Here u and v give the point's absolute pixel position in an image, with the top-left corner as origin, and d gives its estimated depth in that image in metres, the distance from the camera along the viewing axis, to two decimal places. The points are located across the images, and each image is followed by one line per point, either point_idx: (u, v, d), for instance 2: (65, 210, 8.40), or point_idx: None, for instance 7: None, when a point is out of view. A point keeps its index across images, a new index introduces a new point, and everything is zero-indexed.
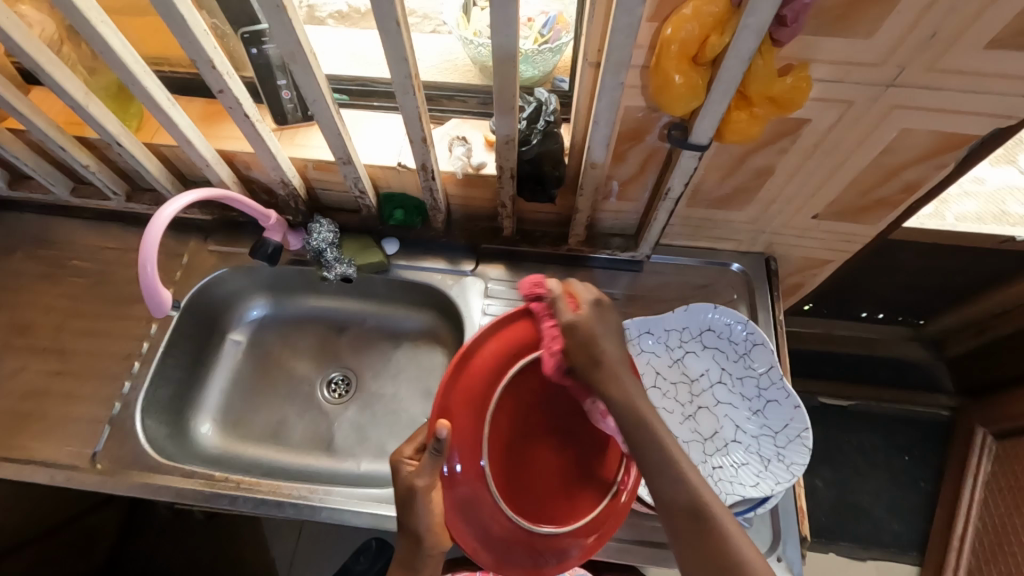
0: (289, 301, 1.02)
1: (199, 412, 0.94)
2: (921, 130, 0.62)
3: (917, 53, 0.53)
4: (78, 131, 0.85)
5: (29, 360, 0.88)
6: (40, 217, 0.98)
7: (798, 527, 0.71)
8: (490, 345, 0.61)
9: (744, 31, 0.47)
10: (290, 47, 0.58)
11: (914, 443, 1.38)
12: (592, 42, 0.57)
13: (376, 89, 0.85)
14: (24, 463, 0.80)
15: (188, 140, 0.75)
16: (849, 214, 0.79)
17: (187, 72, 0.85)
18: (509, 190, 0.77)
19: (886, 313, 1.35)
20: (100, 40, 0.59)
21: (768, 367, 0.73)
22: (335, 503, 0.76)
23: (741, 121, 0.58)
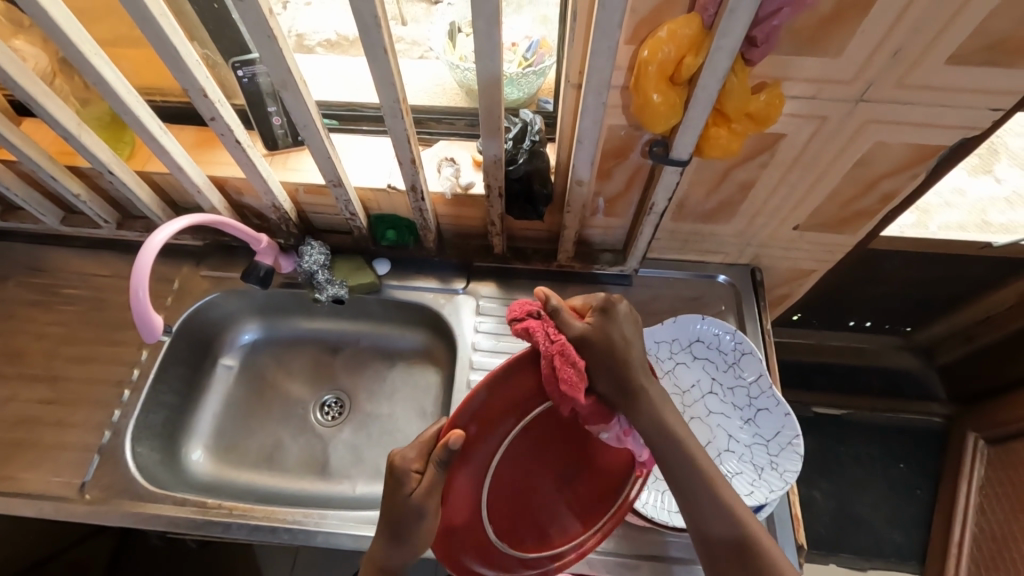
0: (281, 323, 1.02)
1: (191, 438, 0.93)
2: (893, 143, 0.65)
3: (883, 69, 0.56)
4: (69, 161, 0.86)
5: (18, 390, 0.87)
6: (30, 245, 0.98)
7: (795, 535, 0.71)
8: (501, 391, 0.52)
9: (718, 51, 0.49)
10: (281, 75, 0.59)
11: (909, 451, 1.38)
12: (575, 64, 0.60)
13: (365, 114, 0.87)
14: (11, 495, 0.78)
15: (180, 167, 0.76)
16: (831, 225, 0.81)
17: (179, 101, 0.87)
18: (498, 209, 0.78)
19: (874, 322, 1.37)
20: (94, 71, 0.61)
21: (758, 376, 0.75)
22: (330, 526, 0.75)
23: (721, 137, 0.60)
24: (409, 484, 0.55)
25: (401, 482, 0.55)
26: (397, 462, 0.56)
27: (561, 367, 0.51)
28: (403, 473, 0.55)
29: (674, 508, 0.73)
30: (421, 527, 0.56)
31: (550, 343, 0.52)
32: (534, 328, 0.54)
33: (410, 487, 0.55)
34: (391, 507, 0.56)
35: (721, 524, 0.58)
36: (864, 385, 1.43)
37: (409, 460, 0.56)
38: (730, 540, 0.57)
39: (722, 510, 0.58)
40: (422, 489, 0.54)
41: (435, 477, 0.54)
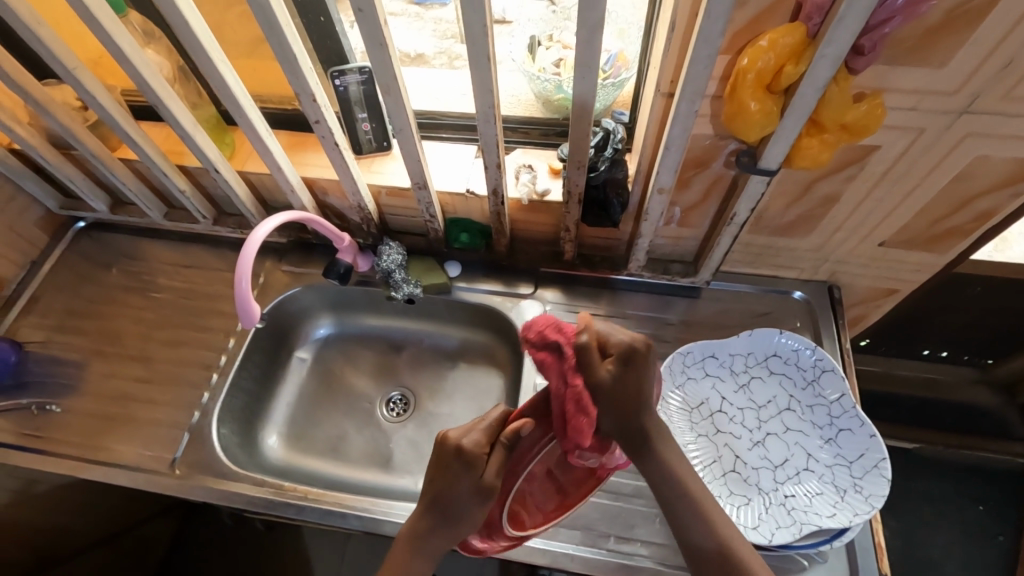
0: (351, 319, 1.06)
1: (267, 424, 0.98)
2: (995, 158, 0.62)
3: (992, 80, 0.54)
4: (178, 159, 0.93)
5: (118, 368, 0.94)
6: (132, 238, 1.07)
7: (877, 563, 0.69)
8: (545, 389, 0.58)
9: (822, 60, 0.49)
10: (386, 81, 0.63)
11: (987, 491, 1.30)
12: (667, 74, 0.61)
13: (445, 122, 0.92)
14: (108, 463, 0.84)
15: (280, 167, 0.81)
16: (917, 243, 0.78)
17: (277, 106, 0.94)
18: (574, 215, 0.80)
19: (951, 352, 1.28)
20: (218, 75, 0.67)
21: (841, 395, 0.73)
22: (397, 517, 0.77)
23: (812, 148, 0.60)
24: (479, 465, 0.58)
25: (470, 464, 0.57)
26: (466, 448, 0.58)
27: (570, 415, 0.55)
28: (472, 455, 0.58)
29: (751, 525, 0.68)
30: (469, 511, 0.58)
31: (565, 385, 0.56)
32: (549, 364, 0.57)
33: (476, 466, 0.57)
34: (442, 487, 0.58)
35: (698, 532, 0.59)
36: (938, 419, 1.34)
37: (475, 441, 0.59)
38: (710, 551, 0.59)
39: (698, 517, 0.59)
40: (492, 469, 0.57)
41: (501, 458, 0.58)
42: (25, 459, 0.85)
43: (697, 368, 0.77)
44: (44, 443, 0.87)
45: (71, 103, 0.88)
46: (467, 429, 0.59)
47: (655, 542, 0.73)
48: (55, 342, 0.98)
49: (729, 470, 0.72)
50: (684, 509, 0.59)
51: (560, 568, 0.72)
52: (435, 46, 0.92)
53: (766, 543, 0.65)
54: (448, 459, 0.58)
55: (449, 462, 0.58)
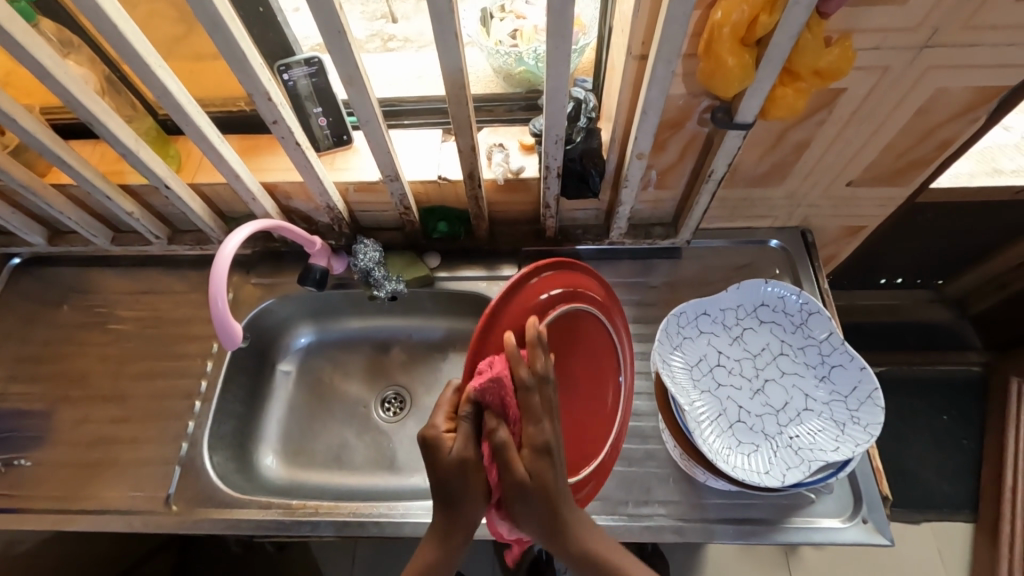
0: (332, 325, 1.02)
1: (261, 444, 0.94)
2: (954, 88, 0.65)
3: (951, 13, 0.56)
4: (120, 179, 0.86)
5: (90, 410, 0.88)
6: (79, 269, 0.99)
7: (879, 488, 0.74)
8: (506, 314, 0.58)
9: (796, 7, 0.48)
10: (348, 71, 0.59)
11: (952, 401, 1.39)
12: (638, 36, 0.60)
13: (405, 108, 0.88)
14: (97, 512, 0.79)
15: (237, 175, 0.76)
16: (883, 178, 0.81)
17: (220, 110, 0.87)
18: (554, 190, 0.78)
19: (904, 278, 1.36)
20: (158, 82, 0.61)
21: (829, 333, 0.75)
22: (416, 517, 0.77)
23: (787, 97, 0.60)
24: (447, 446, 0.54)
25: (436, 450, 0.54)
26: (428, 435, 0.55)
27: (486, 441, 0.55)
28: (435, 442, 0.54)
29: (764, 469, 0.70)
30: (470, 488, 0.54)
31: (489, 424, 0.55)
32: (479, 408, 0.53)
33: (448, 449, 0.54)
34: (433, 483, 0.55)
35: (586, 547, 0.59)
36: (902, 342, 1.42)
37: (440, 425, 0.55)
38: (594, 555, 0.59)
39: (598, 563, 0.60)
40: (463, 443, 0.53)
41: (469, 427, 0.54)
42: (2, 522, 0.79)
43: (692, 327, 0.78)
44: (20, 502, 0.81)
45: None
46: (425, 420, 0.56)
47: (673, 501, 0.75)
48: (12, 393, 0.90)
49: (735, 420, 0.74)
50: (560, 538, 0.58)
51: None
52: (365, 29, 0.85)
53: (781, 485, 0.67)
54: (425, 454, 0.55)
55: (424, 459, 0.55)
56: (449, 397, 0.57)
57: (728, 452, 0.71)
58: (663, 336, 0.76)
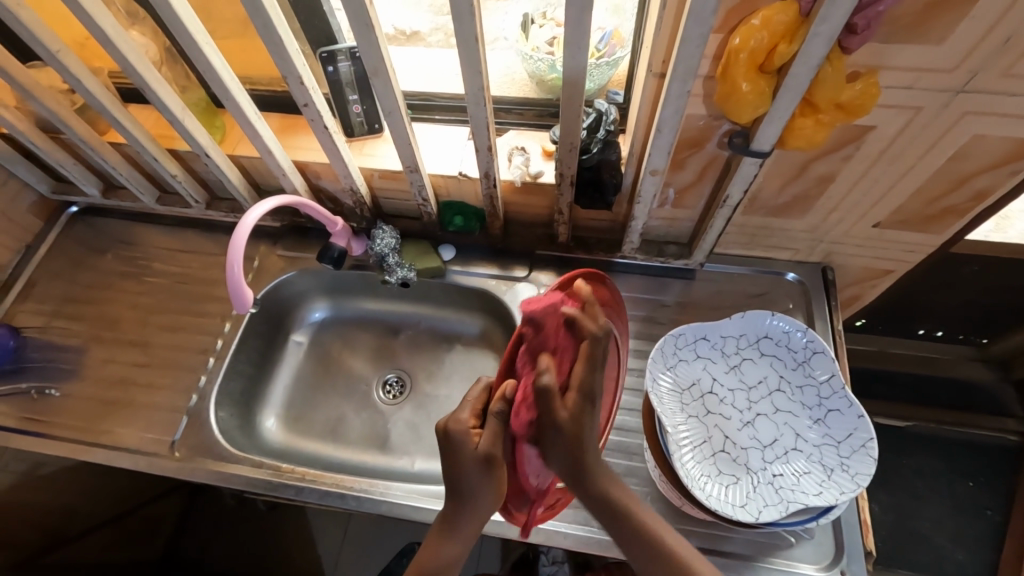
0: (346, 303, 1.06)
1: (265, 407, 0.99)
2: (993, 137, 0.62)
3: (991, 57, 0.53)
4: (169, 144, 0.92)
5: (115, 353, 0.95)
6: (126, 222, 1.07)
7: (862, 540, 0.71)
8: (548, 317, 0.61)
9: (815, 38, 0.48)
10: (374, 63, 0.62)
11: (978, 467, 1.31)
12: (659, 53, 0.60)
13: (438, 103, 0.90)
14: (107, 446, 0.86)
15: (270, 151, 0.80)
16: (914, 223, 0.78)
17: (268, 89, 0.92)
18: (567, 197, 0.80)
19: (946, 331, 1.28)
20: (204, 59, 0.66)
21: (830, 375, 0.73)
22: (395, 497, 0.79)
23: (806, 128, 0.59)
24: (472, 441, 0.55)
25: (462, 443, 0.55)
26: (452, 427, 0.55)
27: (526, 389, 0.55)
28: (459, 434, 0.55)
29: (739, 503, 0.69)
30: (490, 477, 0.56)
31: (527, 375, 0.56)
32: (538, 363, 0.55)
33: (472, 443, 0.55)
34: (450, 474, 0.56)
35: (643, 546, 0.58)
36: (929, 396, 1.36)
37: (464, 420, 0.56)
38: (663, 558, 0.58)
39: (650, 548, 0.58)
40: (489, 437, 0.55)
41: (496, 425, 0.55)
42: (26, 442, 0.87)
43: (689, 350, 0.78)
44: (44, 427, 0.88)
45: (57, 86, 0.86)
46: (451, 411, 0.56)
47: None
48: (52, 327, 0.98)
49: (719, 450, 0.73)
50: (626, 530, 0.58)
51: (553, 546, 0.74)
52: (430, 22, 0.88)
53: (753, 520, 0.66)
54: (446, 445, 0.55)
55: (448, 453, 0.56)
56: (477, 393, 0.59)
57: (705, 480, 0.70)
58: (657, 354, 0.76)
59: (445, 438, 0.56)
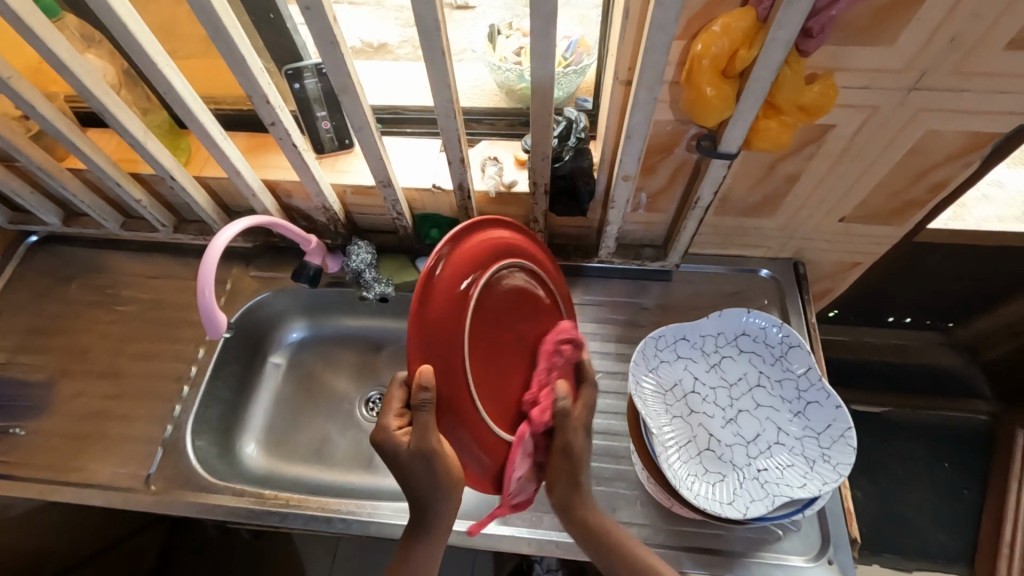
0: (325, 322, 1.05)
1: (244, 433, 0.96)
2: (946, 131, 0.64)
3: (940, 57, 0.56)
4: (132, 168, 0.90)
5: (84, 386, 0.92)
6: (91, 250, 1.03)
7: (847, 529, 0.73)
8: (459, 265, 0.59)
9: (773, 43, 0.49)
10: (341, 80, 0.61)
11: (952, 448, 1.35)
12: (624, 61, 0.61)
13: (409, 116, 0.90)
14: (79, 484, 0.82)
15: (238, 171, 0.79)
16: (878, 217, 0.80)
17: (234, 108, 0.91)
18: (542, 206, 0.80)
19: (914, 318, 1.32)
20: (164, 80, 0.64)
21: (807, 368, 0.75)
22: (383, 517, 0.78)
23: (771, 129, 0.61)
24: (400, 441, 0.59)
25: (393, 446, 0.59)
26: (381, 437, 0.60)
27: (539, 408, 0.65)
28: (389, 440, 0.60)
29: (727, 500, 0.69)
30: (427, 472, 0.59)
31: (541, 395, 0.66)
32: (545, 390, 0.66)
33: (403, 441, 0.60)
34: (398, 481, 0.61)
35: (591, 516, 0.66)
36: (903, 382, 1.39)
37: (391, 426, 0.60)
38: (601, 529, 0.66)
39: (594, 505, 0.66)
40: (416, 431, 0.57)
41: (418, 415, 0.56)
42: None
43: (670, 351, 0.78)
44: (11, 468, 0.84)
45: (10, 113, 0.83)
46: (378, 422, 0.61)
47: (638, 523, 0.74)
48: (16, 363, 0.94)
49: (704, 448, 0.74)
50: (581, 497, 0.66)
51: (545, 556, 0.74)
52: (398, 34, 0.88)
53: (742, 516, 0.66)
54: (382, 448, 0.61)
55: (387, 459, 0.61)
56: (398, 395, 0.62)
57: (692, 479, 0.71)
58: (639, 356, 0.76)
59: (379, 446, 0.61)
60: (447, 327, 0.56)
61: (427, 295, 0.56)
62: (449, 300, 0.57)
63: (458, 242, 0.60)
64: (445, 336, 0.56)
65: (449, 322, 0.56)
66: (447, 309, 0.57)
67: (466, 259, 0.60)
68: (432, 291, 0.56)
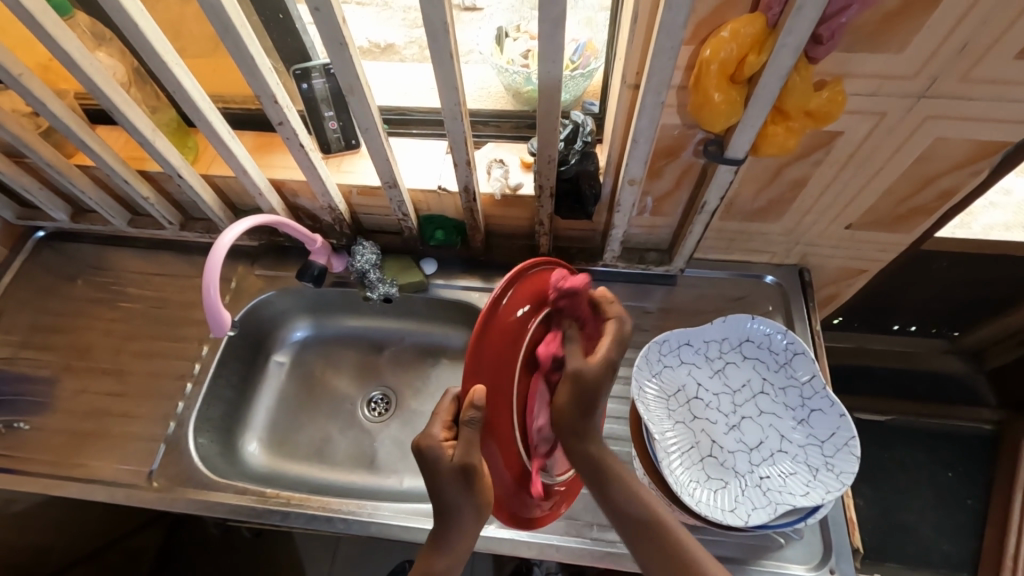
0: (329, 321, 1.05)
1: (247, 432, 0.96)
2: (954, 139, 0.64)
3: (949, 64, 0.55)
4: (139, 165, 0.90)
5: (89, 382, 0.92)
6: (97, 247, 1.04)
7: (849, 538, 0.72)
8: (516, 299, 0.59)
9: (782, 49, 0.49)
10: (349, 81, 0.62)
11: (957, 457, 1.34)
12: (632, 65, 0.61)
13: (416, 117, 0.90)
14: (82, 479, 0.83)
15: (245, 170, 0.79)
16: (884, 224, 0.80)
17: (241, 107, 0.91)
18: (547, 208, 0.80)
19: (920, 325, 1.32)
20: (173, 79, 0.64)
21: (811, 376, 0.74)
22: (384, 518, 0.77)
23: (778, 135, 0.61)
24: (445, 453, 0.57)
25: (437, 458, 0.57)
26: (425, 444, 0.58)
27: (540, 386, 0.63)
28: (433, 450, 0.58)
29: (729, 507, 0.69)
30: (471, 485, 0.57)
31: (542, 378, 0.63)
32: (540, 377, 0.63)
33: (448, 455, 0.57)
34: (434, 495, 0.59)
35: (633, 506, 0.62)
36: (907, 390, 1.39)
37: (436, 437, 0.58)
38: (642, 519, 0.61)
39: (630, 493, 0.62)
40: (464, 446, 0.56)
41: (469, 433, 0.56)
42: None
43: (674, 356, 0.78)
44: (15, 463, 0.85)
45: (21, 110, 0.85)
46: (423, 430, 0.59)
47: None
48: (21, 358, 0.95)
49: (706, 454, 0.73)
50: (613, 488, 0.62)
51: (545, 560, 0.73)
52: (405, 35, 0.88)
53: (743, 524, 0.67)
54: (423, 460, 0.58)
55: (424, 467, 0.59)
56: (447, 406, 0.60)
57: (694, 485, 0.71)
58: (642, 361, 0.76)
59: (420, 456, 0.59)
60: (500, 364, 0.57)
61: (486, 328, 0.56)
62: (502, 338, 0.57)
63: (519, 279, 0.60)
64: (499, 373, 0.58)
65: (502, 360, 0.57)
66: (500, 348, 0.57)
67: (524, 294, 0.60)
68: (489, 328, 0.56)
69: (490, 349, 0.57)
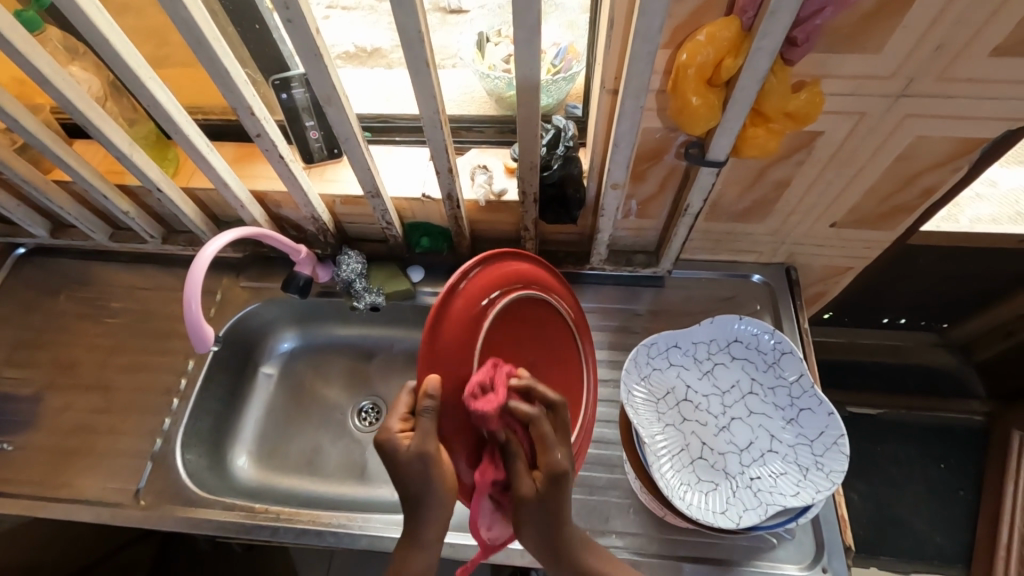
0: (317, 331, 1.04)
1: (236, 445, 0.95)
2: (934, 137, 0.64)
3: (925, 63, 0.55)
4: (118, 179, 0.89)
5: (73, 399, 0.91)
6: (80, 261, 1.03)
7: (841, 536, 0.72)
8: (477, 284, 0.60)
9: (758, 53, 0.49)
10: (326, 91, 0.61)
11: (949, 449, 1.34)
12: (611, 70, 0.61)
13: (399, 124, 0.89)
14: (66, 499, 0.81)
15: (225, 183, 0.78)
16: (868, 222, 0.80)
17: (221, 118, 0.91)
18: (532, 214, 0.79)
19: (909, 318, 1.32)
20: (147, 92, 0.63)
21: (799, 375, 0.74)
22: (375, 530, 0.77)
23: (759, 137, 0.60)
24: (402, 444, 0.56)
25: (394, 450, 0.56)
26: (383, 438, 0.56)
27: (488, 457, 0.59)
28: (391, 443, 0.56)
29: (720, 509, 0.69)
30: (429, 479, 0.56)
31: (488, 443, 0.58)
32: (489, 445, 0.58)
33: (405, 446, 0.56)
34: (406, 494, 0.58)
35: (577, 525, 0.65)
36: (898, 383, 1.39)
37: (394, 429, 0.57)
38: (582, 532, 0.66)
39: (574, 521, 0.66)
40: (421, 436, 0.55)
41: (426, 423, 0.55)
42: None
43: (662, 358, 0.78)
44: None
45: None
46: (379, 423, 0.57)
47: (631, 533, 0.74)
48: (3, 378, 0.93)
49: (696, 457, 0.73)
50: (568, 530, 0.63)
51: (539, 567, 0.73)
52: (391, 38, 0.87)
53: (734, 526, 0.66)
54: (382, 454, 0.57)
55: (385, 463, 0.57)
56: (405, 398, 0.59)
57: (685, 488, 0.70)
58: (631, 364, 0.76)
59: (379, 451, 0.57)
60: (461, 351, 0.57)
61: (440, 316, 0.56)
62: (461, 325, 0.58)
63: (483, 265, 0.61)
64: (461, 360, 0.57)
65: (463, 347, 0.57)
66: (459, 334, 0.57)
67: (486, 282, 0.61)
68: (447, 312, 0.57)
69: (448, 334, 0.57)
